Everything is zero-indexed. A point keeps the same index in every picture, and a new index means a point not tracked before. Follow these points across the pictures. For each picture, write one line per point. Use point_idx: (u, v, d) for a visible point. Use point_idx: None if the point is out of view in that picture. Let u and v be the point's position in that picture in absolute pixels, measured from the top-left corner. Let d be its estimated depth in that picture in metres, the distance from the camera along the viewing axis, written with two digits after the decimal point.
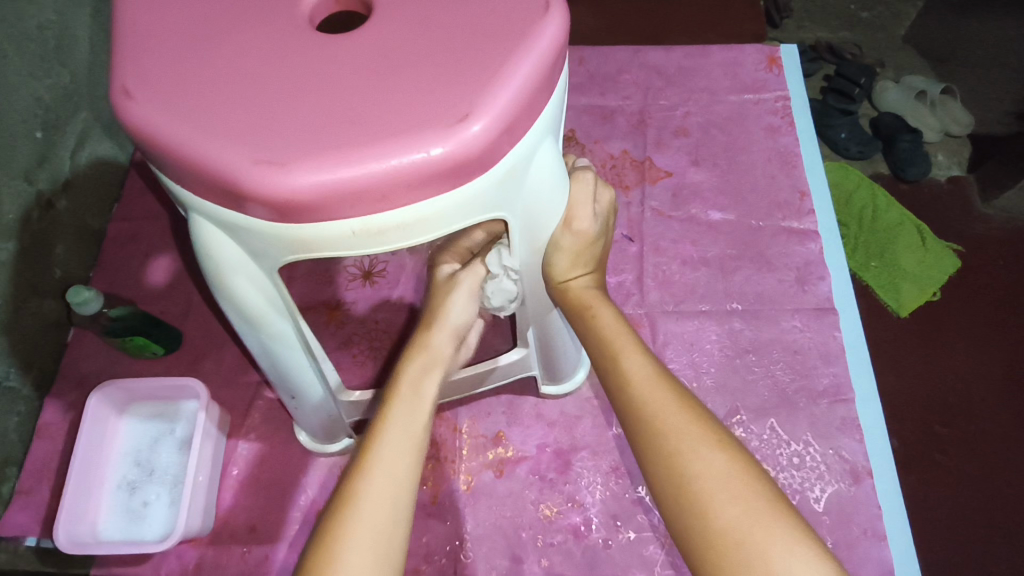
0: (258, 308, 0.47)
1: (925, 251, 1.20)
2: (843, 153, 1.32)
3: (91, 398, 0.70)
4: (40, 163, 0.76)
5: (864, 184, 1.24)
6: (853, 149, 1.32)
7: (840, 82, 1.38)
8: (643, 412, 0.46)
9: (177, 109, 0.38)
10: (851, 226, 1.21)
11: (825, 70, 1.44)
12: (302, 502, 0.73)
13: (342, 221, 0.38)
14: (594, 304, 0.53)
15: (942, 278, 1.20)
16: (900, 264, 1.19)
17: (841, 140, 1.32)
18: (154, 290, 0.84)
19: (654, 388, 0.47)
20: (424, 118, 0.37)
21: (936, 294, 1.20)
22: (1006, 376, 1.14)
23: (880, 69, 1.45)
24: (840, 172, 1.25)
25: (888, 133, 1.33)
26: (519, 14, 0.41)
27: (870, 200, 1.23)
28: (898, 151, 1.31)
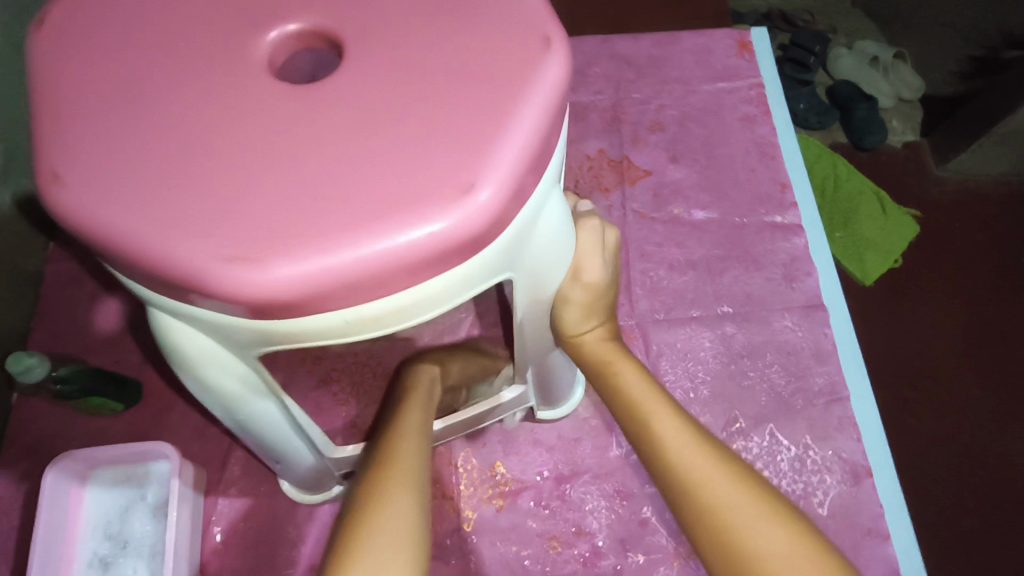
0: (237, 394, 0.42)
1: (885, 216, 1.20)
2: (802, 124, 1.32)
3: (47, 474, 0.63)
4: None
5: (823, 156, 1.22)
6: (812, 120, 1.31)
7: (796, 51, 1.36)
8: (687, 481, 0.45)
9: (126, 196, 0.32)
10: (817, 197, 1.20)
11: (780, 38, 1.43)
12: (293, 559, 0.68)
13: (332, 313, 0.33)
14: (615, 362, 0.52)
15: (902, 244, 1.20)
16: (863, 233, 1.19)
17: (799, 111, 1.31)
18: (106, 338, 0.77)
19: (693, 455, 0.46)
20: (421, 190, 0.32)
21: (897, 261, 1.21)
22: (967, 335, 1.16)
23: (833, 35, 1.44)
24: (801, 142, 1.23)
25: (844, 101, 1.32)
26: (516, 54, 0.36)
27: (831, 169, 1.22)
28: (855, 120, 1.30)
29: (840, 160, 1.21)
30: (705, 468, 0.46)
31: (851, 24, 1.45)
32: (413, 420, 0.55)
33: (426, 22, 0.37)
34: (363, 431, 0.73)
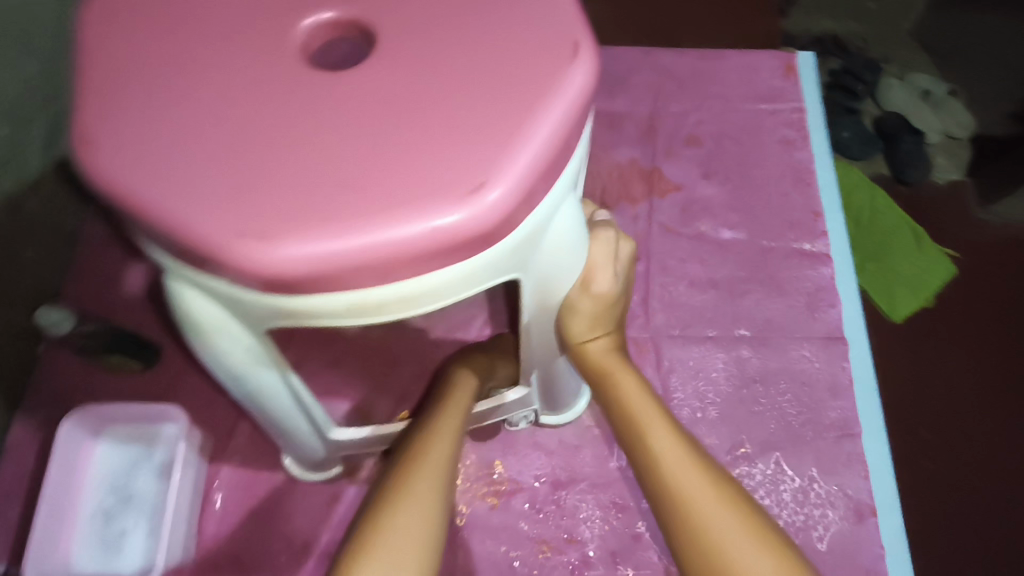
0: (243, 366, 0.43)
1: (919, 251, 1.18)
2: (844, 153, 1.28)
3: (62, 424, 0.66)
4: (5, 163, 0.70)
5: (864, 186, 1.22)
6: (854, 149, 1.28)
7: (845, 78, 1.34)
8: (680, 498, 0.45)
9: (152, 164, 0.33)
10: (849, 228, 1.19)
11: (829, 62, 1.38)
12: (286, 534, 0.69)
13: (336, 295, 0.34)
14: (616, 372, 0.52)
15: (936, 285, 1.18)
16: (894, 268, 1.16)
17: (843, 138, 1.28)
18: (132, 299, 0.79)
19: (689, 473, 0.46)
20: (434, 185, 0.33)
21: (931, 300, 1.17)
22: (995, 384, 1.12)
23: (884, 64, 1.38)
24: (842, 169, 1.23)
25: (890, 133, 1.29)
26: (543, 59, 0.36)
27: (869, 202, 1.21)
28: (899, 152, 1.27)
29: (879, 192, 1.20)
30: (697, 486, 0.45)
31: (910, 57, 1.40)
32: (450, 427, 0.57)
33: (458, 21, 0.38)
34: (368, 415, 0.74)
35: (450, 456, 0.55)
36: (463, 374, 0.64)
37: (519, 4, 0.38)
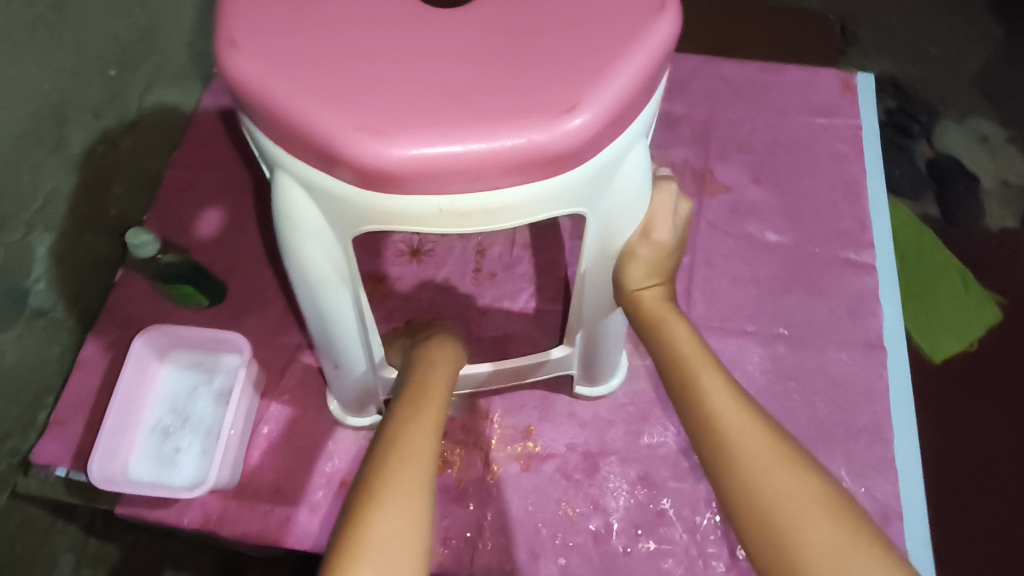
0: (326, 275, 0.47)
1: (965, 297, 1.17)
2: (895, 190, 1.30)
3: (136, 340, 0.71)
4: (108, 102, 0.78)
5: (914, 226, 1.22)
6: (905, 187, 1.29)
7: (900, 118, 1.37)
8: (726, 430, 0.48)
9: (282, 67, 0.38)
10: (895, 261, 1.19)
11: (887, 101, 1.41)
12: (327, 471, 0.73)
13: (430, 198, 0.38)
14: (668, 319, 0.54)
15: (980, 329, 1.15)
16: (937, 307, 1.14)
17: (895, 176, 1.31)
18: (204, 241, 0.85)
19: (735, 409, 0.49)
20: (528, 106, 0.37)
21: (973, 344, 1.14)
22: None
23: (944, 107, 1.41)
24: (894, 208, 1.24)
25: (943, 175, 1.31)
26: (632, 8, 0.40)
27: (918, 239, 1.22)
28: (950, 195, 1.29)
29: (928, 233, 1.22)
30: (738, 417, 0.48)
31: (969, 100, 1.42)
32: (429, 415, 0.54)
33: None
34: None
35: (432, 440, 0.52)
36: (428, 362, 0.62)
37: None
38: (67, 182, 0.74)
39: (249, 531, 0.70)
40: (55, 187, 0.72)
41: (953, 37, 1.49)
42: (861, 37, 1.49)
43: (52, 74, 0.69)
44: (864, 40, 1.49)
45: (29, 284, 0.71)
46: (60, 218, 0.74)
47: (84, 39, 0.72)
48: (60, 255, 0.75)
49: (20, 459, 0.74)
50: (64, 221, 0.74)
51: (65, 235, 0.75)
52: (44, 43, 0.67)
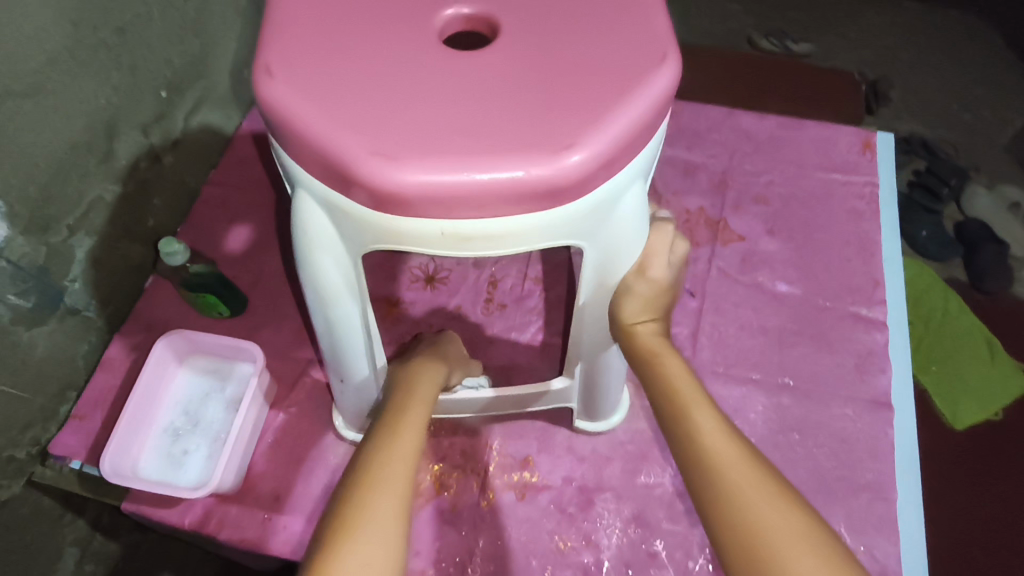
0: (336, 288, 0.50)
1: (991, 366, 1.13)
2: (921, 252, 1.30)
3: (158, 343, 0.74)
4: (156, 120, 0.83)
5: (936, 288, 1.19)
6: (931, 249, 1.30)
7: (930, 179, 1.36)
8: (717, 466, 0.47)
9: (309, 94, 0.41)
10: (916, 327, 1.16)
11: (915, 163, 1.43)
12: (327, 484, 0.75)
13: (434, 221, 0.41)
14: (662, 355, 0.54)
15: (1005, 399, 1.12)
16: (961, 375, 1.12)
17: (920, 238, 1.31)
18: (232, 255, 0.90)
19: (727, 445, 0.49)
20: (530, 141, 0.39)
21: (997, 415, 1.11)
22: None
23: (974, 173, 1.45)
24: (916, 269, 1.22)
25: (971, 240, 1.30)
26: (636, 58, 0.43)
27: (942, 304, 1.18)
28: (979, 263, 1.27)
29: (954, 298, 1.17)
30: (728, 452, 0.48)
31: (999, 168, 1.47)
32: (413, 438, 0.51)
33: (570, 21, 0.45)
34: None
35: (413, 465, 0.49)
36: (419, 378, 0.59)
37: (625, 14, 0.45)
38: (110, 192, 0.79)
39: (246, 537, 0.72)
40: (99, 195, 0.77)
41: (984, 108, 1.55)
42: (893, 100, 1.56)
43: (108, 91, 0.75)
44: (897, 102, 1.56)
45: (65, 283, 0.76)
46: (100, 224, 0.79)
47: (142, 61, 0.78)
48: (96, 259, 0.80)
49: (39, 450, 0.78)
50: (104, 227, 0.79)
51: (102, 241, 0.80)
52: (104, 64, 0.73)
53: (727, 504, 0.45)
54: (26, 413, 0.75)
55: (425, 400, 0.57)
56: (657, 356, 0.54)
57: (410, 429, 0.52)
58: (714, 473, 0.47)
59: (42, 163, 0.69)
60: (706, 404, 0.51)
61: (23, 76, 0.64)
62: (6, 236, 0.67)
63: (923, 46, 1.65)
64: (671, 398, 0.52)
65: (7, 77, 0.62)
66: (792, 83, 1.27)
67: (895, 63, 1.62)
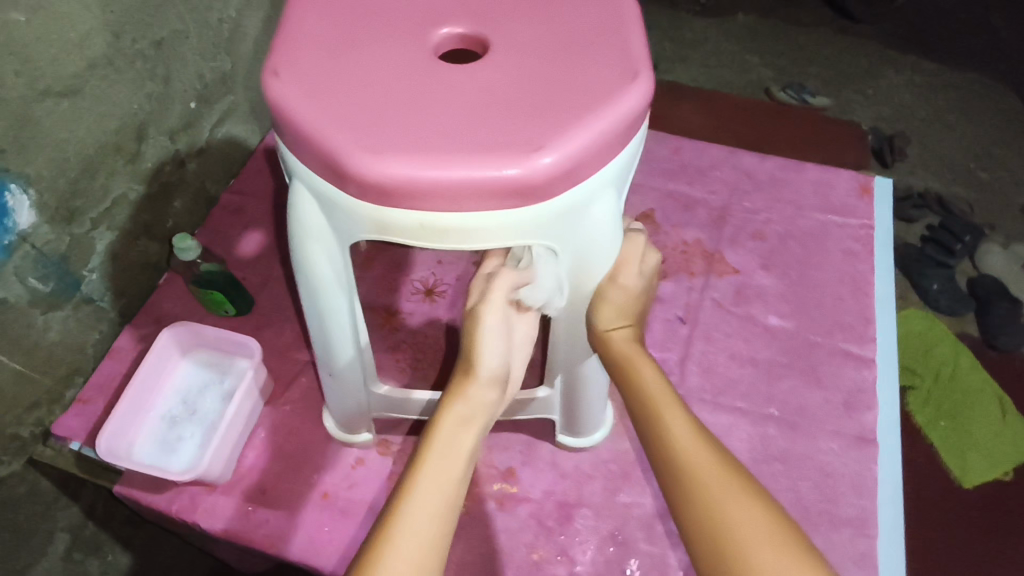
0: (325, 279, 0.53)
1: (1003, 424, 1.11)
2: (932, 306, 1.31)
3: (163, 333, 0.78)
4: (184, 127, 0.89)
5: (946, 341, 1.18)
6: (942, 303, 1.31)
7: (941, 234, 1.38)
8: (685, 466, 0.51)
9: (309, 93, 0.46)
10: (925, 379, 1.14)
11: (928, 219, 1.45)
12: (312, 480, 0.77)
13: (413, 214, 0.44)
14: (637, 363, 0.57)
15: (1018, 458, 1.09)
16: (971, 432, 1.10)
17: (931, 291, 1.32)
18: (243, 259, 0.94)
19: (696, 446, 0.52)
20: (504, 145, 0.43)
21: (1008, 474, 1.09)
22: None
23: (988, 231, 1.47)
24: (925, 322, 1.21)
25: (984, 296, 1.31)
26: (610, 78, 0.46)
27: (952, 356, 1.17)
28: (991, 320, 1.27)
29: (964, 352, 1.16)
30: (700, 458, 0.51)
31: (1015, 227, 1.48)
32: (445, 469, 0.52)
33: (553, 43, 0.49)
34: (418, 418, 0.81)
35: (444, 496, 0.51)
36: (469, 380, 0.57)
37: (604, 39, 0.49)
38: (135, 191, 0.84)
39: (229, 526, 0.74)
40: (123, 193, 0.83)
41: (1002, 169, 1.57)
42: (909, 156, 1.59)
43: (141, 98, 0.81)
44: (912, 157, 1.58)
45: (84, 273, 0.81)
46: (122, 220, 0.84)
47: (176, 73, 0.85)
48: (115, 252, 0.85)
49: (42, 430, 0.82)
50: (125, 223, 0.85)
51: (123, 236, 0.85)
52: (140, 73, 0.79)
53: (699, 503, 0.49)
54: (33, 393, 0.79)
55: (473, 418, 0.56)
56: (633, 364, 0.57)
57: (446, 456, 0.53)
58: (687, 479, 0.50)
59: (73, 158, 0.75)
60: (677, 409, 0.54)
61: (62, 78, 0.70)
62: (34, 224, 0.72)
63: (940, 104, 1.67)
64: (646, 404, 0.55)
65: (48, 77, 0.68)
66: (801, 130, 1.30)
67: (912, 120, 1.64)
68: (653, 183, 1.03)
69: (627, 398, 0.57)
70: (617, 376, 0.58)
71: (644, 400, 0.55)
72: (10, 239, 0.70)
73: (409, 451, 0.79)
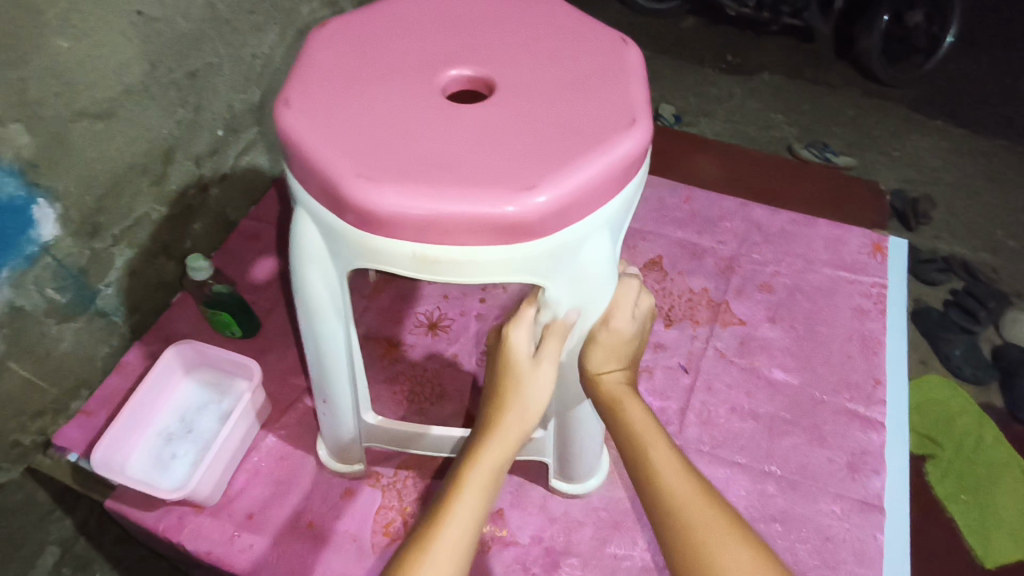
0: (321, 304, 0.54)
1: None
2: (955, 372, 1.28)
3: (168, 351, 0.79)
4: (210, 154, 0.93)
5: (969, 411, 1.15)
6: (966, 370, 1.27)
7: (966, 300, 1.36)
8: (671, 502, 0.51)
9: (316, 123, 0.47)
10: (946, 449, 1.10)
11: (954, 283, 1.43)
12: (300, 508, 0.76)
13: (405, 243, 0.45)
14: (626, 401, 0.57)
15: None
16: (996, 509, 1.05)
17: (954, 356, 1.29)
18: (255, 283, 0.97)
19: (682, 481, 0.52)
20: (499, 181, 0.44)
21: None
22: None
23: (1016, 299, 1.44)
24: (948, 390, 1.18)
25: (1011, 365, 1.26)
26: (609, 122, 0.47)
27: (976, 428, 1.14)
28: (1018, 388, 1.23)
29: (989, 423, 1.13)
30: (688, 495, 0.51)
31: None
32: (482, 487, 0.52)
33: (556, 87, 0.50)
34: (416, 460, 0.80)
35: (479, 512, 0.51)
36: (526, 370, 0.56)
37: (605, 85, 0.50)
38: (157, 211, 0.88)
39: (212, 549, 0.73)
40: (146, 213, 0.86)
41: None
42: (934, 220, 1.57)
43: (171, 124, 0.84)
44: (937, 222, 1.57)
45: (100, 287, 0.83)
46: (142, 239, 0.87)
47: (207, 102, 0.89)
48: (133, 269, 0.87)
49: (44, 439, 0.83)
50: (145, 242, 0.87)
51: (141, 253, 0.88)
52: (172, 100, 0.83)
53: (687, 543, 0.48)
54: (40, 401, 0.81)
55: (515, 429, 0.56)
56: (621, 403, 0.57)
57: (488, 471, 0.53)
58: (677, 521, 0.50)
59: (100, 176, 0.78)
60: (665, 445, 0.54)
61: (97, 101, 0.74)
62: (57, 236, 0.75)
63: (964, 169, 1.66)
64: (634, 441, 0.55)
65: (84, 100, 0.72)
66: (818, 187, 1.31)
67: (934, 183, 1.64)
68: (663, 231, 1.03)
69: (614, 434, 0.57)
70: (605, 412, 0.58)
71: (631, 436, 0.55)
72: (33, 249, 0.73)
73: (399, 485, 0.78)
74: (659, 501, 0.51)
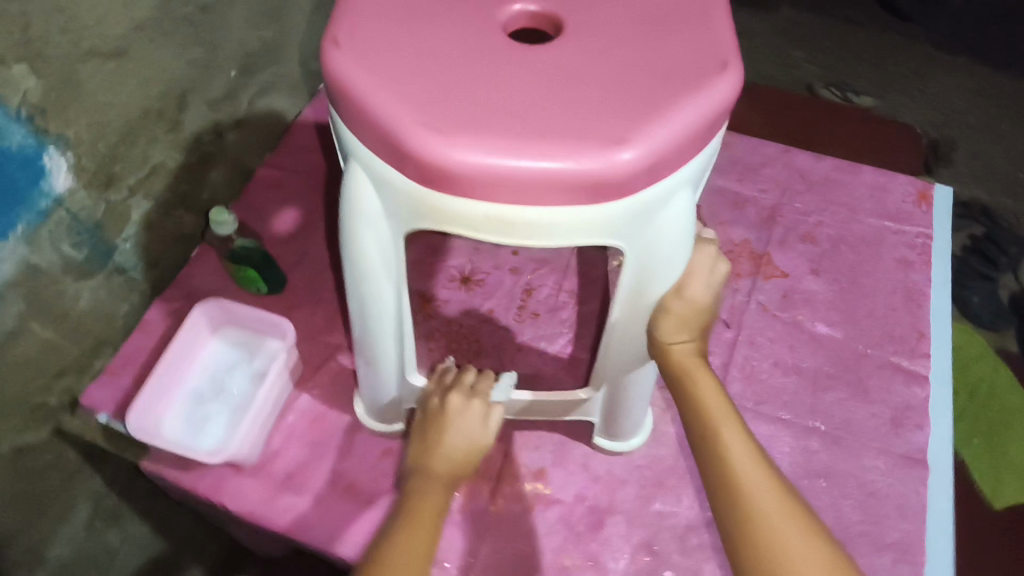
0: (371, 266, 0.50)
1: None
2: (973, 318, 1.25)
3: (196, 309, 0.76)
4: (225, 97, 0.87)
5: (986, 358, 1.17)
6: (984, 316, 1.25)
7: (987, 246, 1.35)
8: (736, 481, 0.50)
9: (373, 65, 0.42)
10: (962, 395, 1.11)
11: (973, 230, 1.38)
12: (337, 468, 0.75)
13: (478, 204, 0.41)
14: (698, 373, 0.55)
15: None
16: (1008, 454, 1.04)
17: (972, 302, 1.26)
18: (277, 236, 0.93)
19: (750, 460, 0.51)
20: (584, 134, 0.39)
21: None
22: None
23: None
24: (965, 335, 1.21)
25: None
26: (699, 65, 0.42)
27: (990, 374, 1.15)
28: None
29: (1004, 369, 1.14)
30: (754, 473, 0.50)
31: None
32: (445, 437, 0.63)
33: (633, 25, 0.45)
34: None
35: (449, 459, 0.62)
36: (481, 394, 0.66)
37: (689, 21, 0.45)
38: (172, 159, 0.83)
39: (253, 510, 0.72)
40: (161, 161, 0.81)
41: None
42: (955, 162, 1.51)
43: (184, 64, 0.78)
44: (959, 164, 1.50)
45: (118, 241, 0.79)
46: (158, 189, 0.82)
47: (219, 39, 0.82)
48: (150, 221, 0.83)
49: (69, 399, 0.81)
50: (161, 192, 0.83)
51: (158, 205, 0.83)
52: (184, 38, 0.77)
53: (749, 523, 0.48)
54: (64, 360, 0.78)
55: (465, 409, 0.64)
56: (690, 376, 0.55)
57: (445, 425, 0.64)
58: (742, 501, 0.49)
59: (114, 122, 0.73)
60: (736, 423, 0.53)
61: (107, 39, 0.68)
62: (70, 188, 0.70)
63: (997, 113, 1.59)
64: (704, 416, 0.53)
65: (92, 38, 0.66)
66: (855, 131, 1.25)
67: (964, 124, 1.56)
68: None
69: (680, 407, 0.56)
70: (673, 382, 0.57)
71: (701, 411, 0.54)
72: (46, 203, 0.68)
73: None
74: (729, 489, 0.50)
